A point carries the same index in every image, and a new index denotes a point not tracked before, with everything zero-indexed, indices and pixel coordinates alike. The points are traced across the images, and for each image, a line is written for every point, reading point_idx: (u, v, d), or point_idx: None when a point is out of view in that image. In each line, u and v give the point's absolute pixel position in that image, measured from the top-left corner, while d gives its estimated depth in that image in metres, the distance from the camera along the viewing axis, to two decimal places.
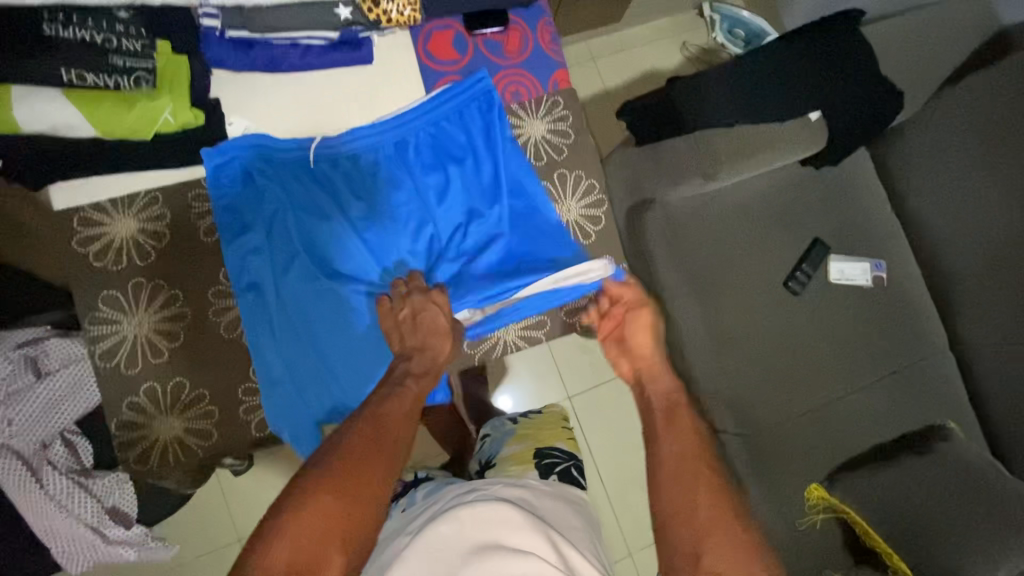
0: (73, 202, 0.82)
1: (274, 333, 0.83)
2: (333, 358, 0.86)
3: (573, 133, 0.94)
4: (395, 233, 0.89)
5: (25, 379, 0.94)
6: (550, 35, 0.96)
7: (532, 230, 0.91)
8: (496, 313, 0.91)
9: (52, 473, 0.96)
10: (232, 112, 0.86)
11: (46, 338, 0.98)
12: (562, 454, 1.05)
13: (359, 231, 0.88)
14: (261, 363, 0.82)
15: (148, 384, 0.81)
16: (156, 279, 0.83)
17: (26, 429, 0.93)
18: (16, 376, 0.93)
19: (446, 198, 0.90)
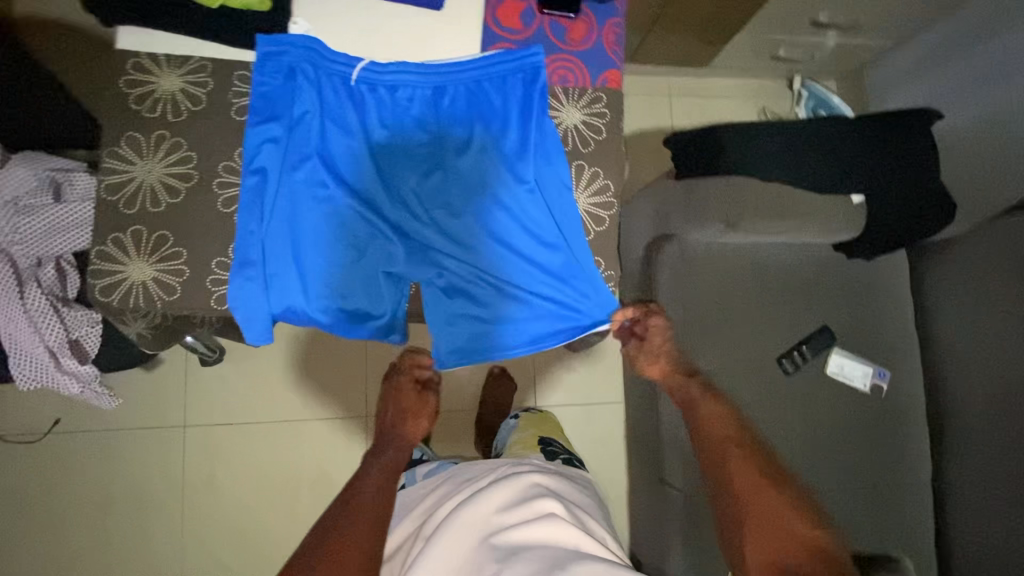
0: (134, 46, 0.88)
1: (262, 220, 0.86)
2: (310, 263, 0.87)
3: (605, 131, 0.95)
4: (406, 170, 0.91)
5: (46, 200, 1.09)
6: (614, 36, 0.97)
7: (535, 210, 0.92)
8: (475, 278, 0.91)
9: (35, 290, 1.07)
10: (298, 13, 0.91)
11: (73, 173, 1.12)
12: (560, 447, 1.25)
13: (374, 156, 0.91)
14: (241, 242, 0.84)
15: (136, 227, 0.86)
16: (178, 137, 0.88)
17: (30, 241, 1.08)
18: (42, 194, 1.09)
19: (464, 152, 0.91)
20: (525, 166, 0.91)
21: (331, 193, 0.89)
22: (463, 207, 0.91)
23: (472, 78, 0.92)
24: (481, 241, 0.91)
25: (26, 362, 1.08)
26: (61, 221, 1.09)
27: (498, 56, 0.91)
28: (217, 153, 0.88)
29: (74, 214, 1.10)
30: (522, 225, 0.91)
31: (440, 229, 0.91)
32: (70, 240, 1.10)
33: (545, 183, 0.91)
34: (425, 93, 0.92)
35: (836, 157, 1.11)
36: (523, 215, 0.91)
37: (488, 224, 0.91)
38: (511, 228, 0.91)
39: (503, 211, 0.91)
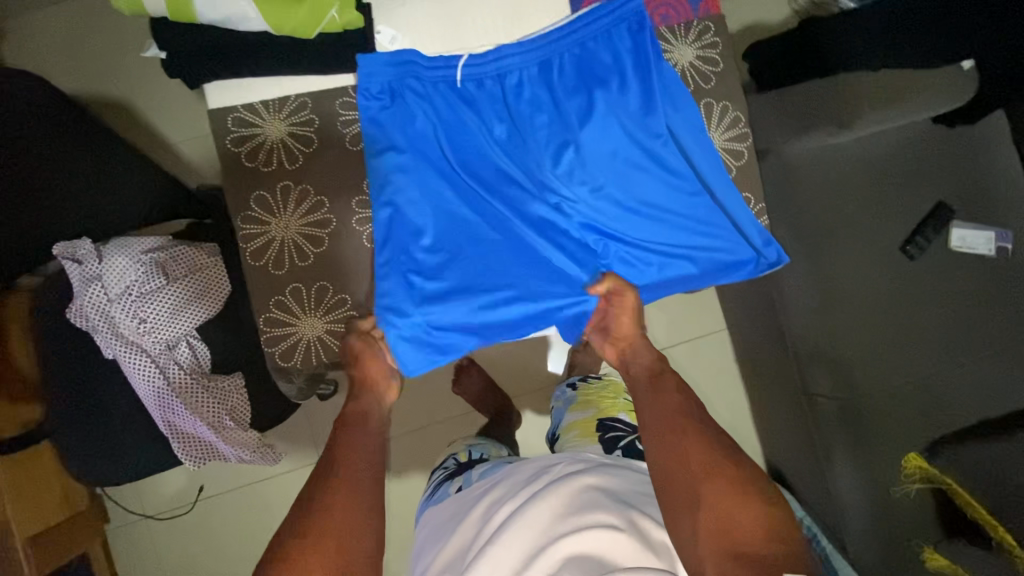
0: (228, 102, 0.83)
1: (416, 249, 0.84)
2: (470, 279, 0.86)
3: (721, 62, 0.90)
4: (534, 156, 0.87)
5: (156, 281, 1.06)
6: None
7: (674, 162, 0.88)
8: (631, 248, 0.89)
9: (176, 370, 1.07)
10: (380, 21, 0.85)
11: (171, 248, 1.09)
12: (625, 427, 1.05)
13: (500, 152, 0.87)
14: (405, 279, 0.84)
15: (294, 285, 0.84)
16: (304, 184, 0.84)
17: (157, 326, 1.05)
18: (150, 278, 1.06)
19: (589, 122, 0.86)
20: (655, 119, 0.87)
21: (470, 203, 0.86)
22: (603, 181, 0.88)
23: (576, 43, 0.87)
24: (629, 208, 0.88)
25: (189, 445, 1.09)
26: (178, 297, 1.06)
27: (596, 12, 0.86)
28: (348, 190, 0.85)
29: (188, 286, 1.07)
30: (666, 182, 0.88)
31: (585, 209, 0.88)
32: (192, 313, 1.07)
33: (680, 133, 0.87)
34: (533, 72, 0.87)
35: (948, 24, 1.07)
36: (663, 173, 0.88)
37: (631, 191, 0.88)
38: (655, 188, 0.88)
39: (643, 173, 0.88)
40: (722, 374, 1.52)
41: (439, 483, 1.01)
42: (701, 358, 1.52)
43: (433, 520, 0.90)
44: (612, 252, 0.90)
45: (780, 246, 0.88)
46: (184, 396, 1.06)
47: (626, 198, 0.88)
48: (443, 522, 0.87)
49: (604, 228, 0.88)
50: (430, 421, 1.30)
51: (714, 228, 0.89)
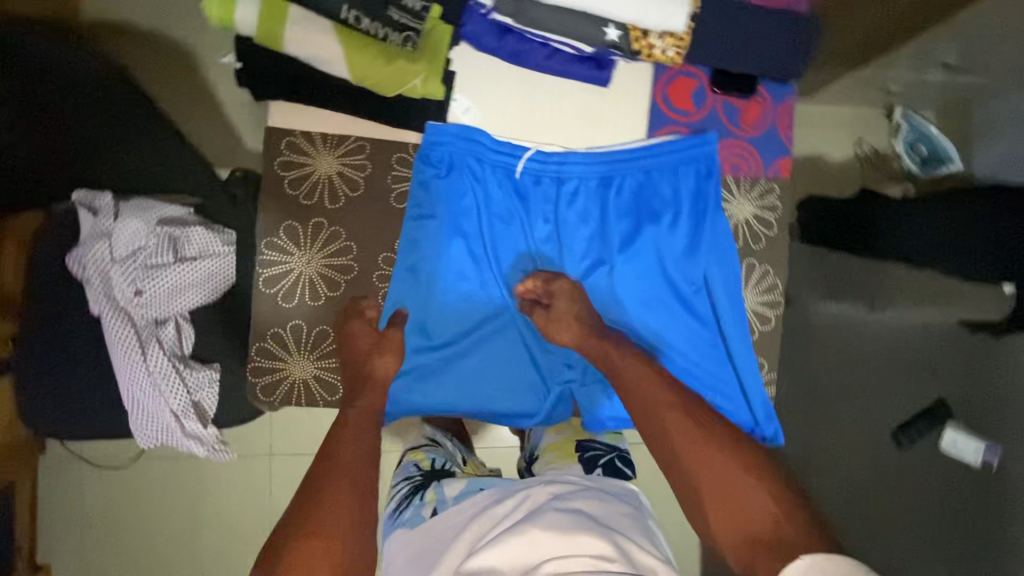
0: (287, 124, 0.82)
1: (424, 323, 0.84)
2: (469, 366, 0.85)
3: (776, 225, 0.90)
4: (568, 266, 0.87)
5: (167, 257, 0.97)
6: (788, 120, 0.91)
7: (701, 310, 0.88)
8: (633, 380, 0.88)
9: (156, 351, 0.97)
10: (460, 88, 0.85)
11: (190, 224, 1.00)
12: (605, 445, 0.87)
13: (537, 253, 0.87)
14: (407, 349, 0.84)
15: (296, 322, 0.83)
16: (336, 226, 0.83)
17: (156, 299, 0.97)
18: (162, 251, 0.97)
19: (630, 248, 0.86)
20: (694, 266, 0.86)
21: (494, 293, 0.86)
22: (626, 310, 0.87)
23: (643, 170, 0.87)
24: (644, 343, 0.87)
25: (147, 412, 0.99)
26: (186, 276, 0.98)
27: (669, 148, 0.86)
28: (378, 243, 0.84)
29: (194, 270, 0.99)
30: (687, 330, 0.87)
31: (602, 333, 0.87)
32: (192, 296, 1.00)
33: (715, 288, 0.86)
34: (593, 186, 0.87)
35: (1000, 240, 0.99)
36: (685, 321, 0.87)
37: (650, 328, 0.87)
38: (675, 332, 0.87)
39: (668, 314, 0.87)
40: None
41: (400, 496, 0.81)
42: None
43: (403, 544, 0.74)
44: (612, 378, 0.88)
45: (778, 425, 0.87)
46: (156, 378, 0.97)
47: (643, 334, 0.87)
48: (415, 545, 0.72)
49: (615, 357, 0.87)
50: None
51: (719, 386, 0.88)
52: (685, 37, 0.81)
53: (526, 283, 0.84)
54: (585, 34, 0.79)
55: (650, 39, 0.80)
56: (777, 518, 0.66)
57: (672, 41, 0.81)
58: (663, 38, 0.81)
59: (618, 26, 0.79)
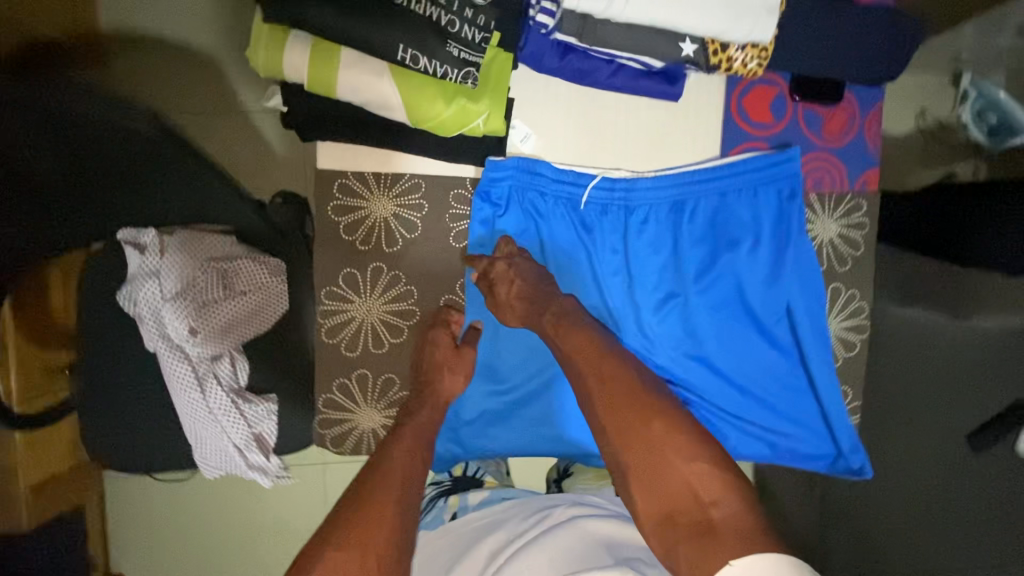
0: (339, 165, 0.78)
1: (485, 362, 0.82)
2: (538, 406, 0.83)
3: (864, 245, 0.83)
4: (640, 300, 0.82)
5: (216, 292, 0.77)
6: (878, 127, 0.82)
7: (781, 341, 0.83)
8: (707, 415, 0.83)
9: (214, 389, 0.76)
10: (518, 114, 0.79)
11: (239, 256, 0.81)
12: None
13: (607, 288, 0.82)
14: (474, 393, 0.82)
15: (361, 372, 0.84)
16: (395, 270, 0.80)
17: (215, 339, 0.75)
18: (204, 285, 0.77)
19: (706, 278, 0.81)
20: (776, 295, 0.81)
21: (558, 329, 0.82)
22: (705, 345, 0.82)
23: (718, 194, 0.80)
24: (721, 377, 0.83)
25: (209, 442, 0.81)
26: (249, 310, 0.80)
27: (748, 167, 0.79)
28: (439, 286, 0.82)
29: (269, 296, 0.83)
30: (769, 361, 0.83)
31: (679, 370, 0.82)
32: (253, 327, 0.81)
33: (799, 316, 0.81)
34: (664, 213, 0.81)
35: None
36: (768, 352, 0.82)
37: (730, 362, 0.82)
38: (755, 364, 0.83)
39: (749, 346, 0.82)
40: None
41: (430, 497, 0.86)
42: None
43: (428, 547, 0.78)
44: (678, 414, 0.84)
45: (865, 457, 0.84)
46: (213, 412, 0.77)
47: (722, 368, 0.83)
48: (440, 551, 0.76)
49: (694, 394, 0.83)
50: None
51: (801, 417, 0.84)
52: (769, 47, 0.73)
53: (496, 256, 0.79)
54: (659, 51, 0.72)
55: (730, 52, 0.72)
56: (708, 500, 0.57)
57: (754, 52, 0.73)
58: (743, 49, 0.73)
59: (695, 40, 0.71)
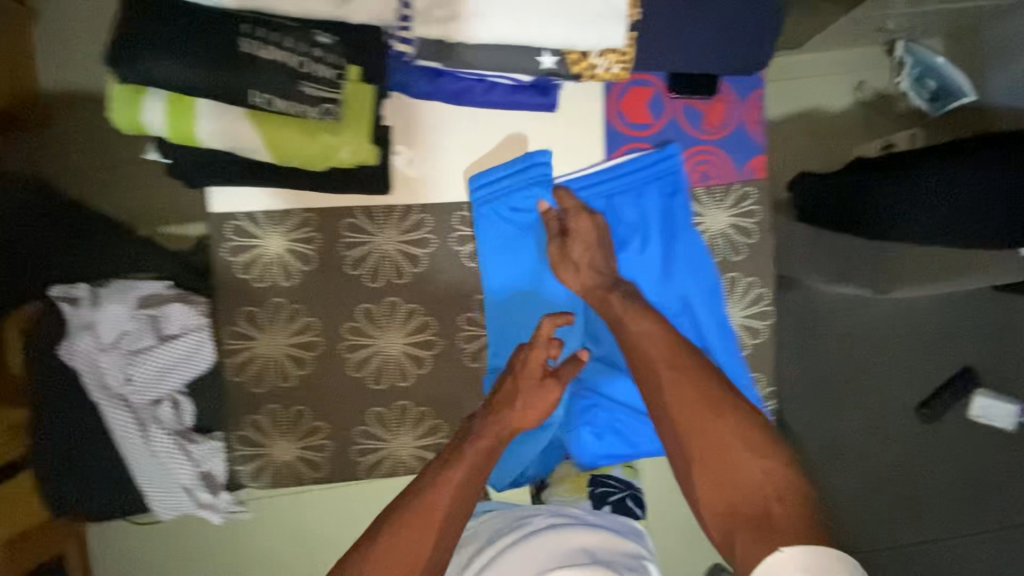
0: (230, 208, 0.80)
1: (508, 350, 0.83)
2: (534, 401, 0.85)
3: (756, 232, 0.84)
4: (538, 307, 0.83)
5: (148, 339, 0.74)
6: (758, 113, 0.83)
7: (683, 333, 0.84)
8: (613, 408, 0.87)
9: (156, 433, 0.73)
10: (399, 140, 0.80)
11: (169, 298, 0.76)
12: (619, 483, 0.88)
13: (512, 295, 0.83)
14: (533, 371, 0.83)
15: (271, 406, 0.82)
16: (295, 303, 0.81)
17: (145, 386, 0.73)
18: (136, 336, 0.74)
19: None
20: (671, 290, 0.82)
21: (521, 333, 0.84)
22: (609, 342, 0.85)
23: (608, 195, 0.82)
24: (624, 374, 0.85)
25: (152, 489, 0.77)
26: (178, 358, 0.75)
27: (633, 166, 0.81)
28: (342, 313, 0.81)
29: (200, 341, 0.77)
30: (675, 358, 0.84)
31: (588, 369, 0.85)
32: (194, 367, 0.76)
33: (694, 315, 0.82)
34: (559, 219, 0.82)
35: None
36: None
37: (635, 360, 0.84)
38: None
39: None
40: None
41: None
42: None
43: None
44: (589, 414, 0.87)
45: None
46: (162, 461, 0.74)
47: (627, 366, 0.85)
48: None
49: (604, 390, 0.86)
50: None
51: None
52: (629, 51, 0.73)
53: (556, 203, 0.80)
54: (520, 66, 0.73)
55: (591, 59, 0.73)
56: (776, 495, 0.58)
57: (615, 58, 0.73)
58: (604, 55, 0.74)
59: (553, 52, 0.72)
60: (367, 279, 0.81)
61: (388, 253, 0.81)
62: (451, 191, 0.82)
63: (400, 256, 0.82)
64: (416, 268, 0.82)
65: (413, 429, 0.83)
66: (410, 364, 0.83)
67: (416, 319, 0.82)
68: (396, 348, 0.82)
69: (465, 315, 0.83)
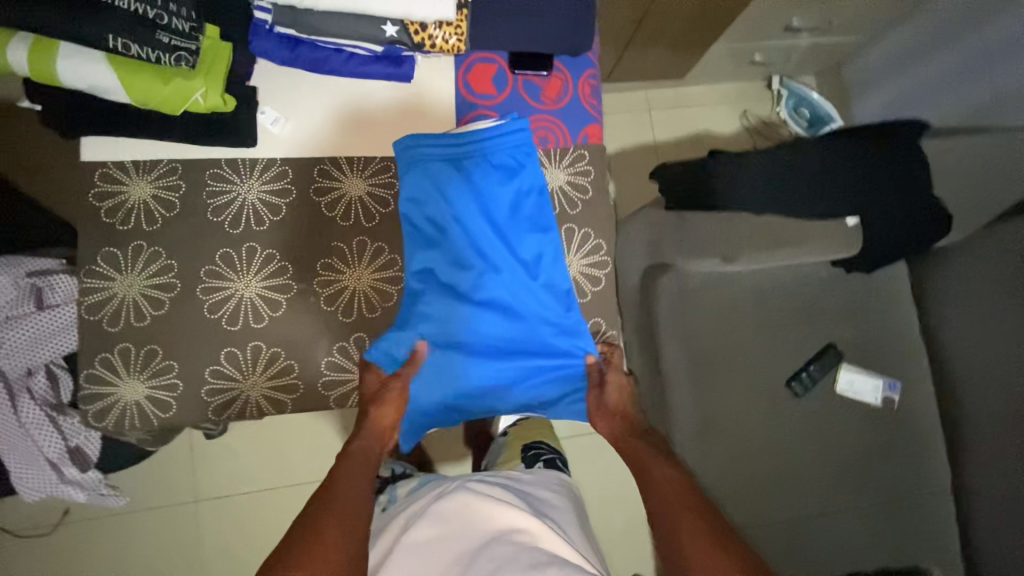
0: (102, 157, 0.86)
1: (441, 287, 0.88)
2: (448, 340, 0.88)
3: (591, 190, 0.95)
4: (418, 250, 0.87)
5: (28, 306, 0.93)
6: (590, 89, 0.97)
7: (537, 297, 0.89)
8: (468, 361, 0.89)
9: (27, 403, 0.96)
10: (266, 101, 0.89)
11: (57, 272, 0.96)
12: (549, 449, 1.08)
13: (420, 251, 0.88)
14: (476, 328, 0.89)
15: (123, 345, 0.83)
16: (157, 246, 0.86)
17: (17, 353, 0.93)
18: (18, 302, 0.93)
19: (470, 234, 0.88)
20: (527, 255, 0.88)
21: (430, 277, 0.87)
22: (495, 313, 0.89)
23: (484, 163, 0.87)
24: (484, 326, 0.89)
25: (19, 454, 0.97)
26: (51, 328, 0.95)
27: (503, 136, 0.86)
28: (199, 257, 0.86)
29: (72, 316, 0.97)
30: (530, 326, 0.90)
31: (471, 334, 0.89)
32: (66, 340, 0.97)
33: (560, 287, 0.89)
34: (461, 178, 0.87)
35: (828, 192, 1.08)
36: (547, 322, 0.90)
37: (503, 328, 0.89)
38: (509, 316, 0.89)
39: (529, 320, 0.90)
40: (622, 476, 1.42)
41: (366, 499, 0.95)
42: (600, 446, 1.43)
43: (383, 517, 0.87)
44: (447, 364, 0.89)
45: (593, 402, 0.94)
46: (30, 428, 0.97)
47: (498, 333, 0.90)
48: (389, 519, 0.84)
49: (487, 358, 0.90)
50: (317, 474, 1.38)
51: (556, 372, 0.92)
52: (462, 24, 0.86)
53: (569, 185, 0.94)
54: (366, 33, 0.83)
55: (429, 30, 0.85)
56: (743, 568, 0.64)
57: (450, 30, 0.85)
58: (442, 27, 0.85)
59: (394, 22, 0.83)
60: (228, 226, 0.87)
61: (249, 202, 0.88)
62: (314, 147, 0.90)
63: (260, 205, 0.88)
64: (275, 217, 0.88)
65: (265, 369, 0.86)
66: (265, 306, 0.87)
67: (272, 264, 0.87)
68: (252, 290, 0.86)
69: (321, 261, 0.89)
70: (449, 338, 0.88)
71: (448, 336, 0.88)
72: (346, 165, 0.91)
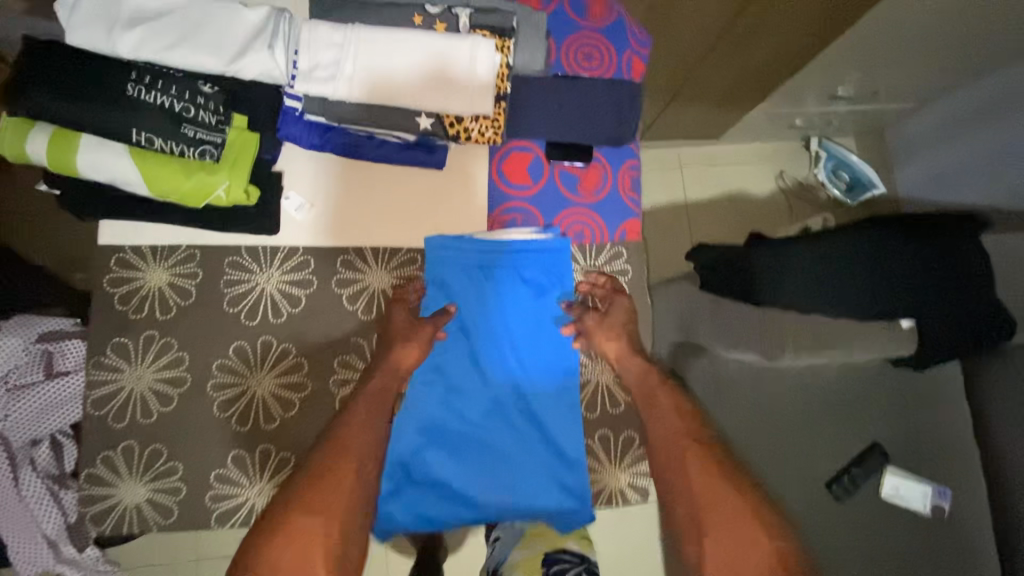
0: (117, 240, 0.82)
1: (452, 396, 0.82)
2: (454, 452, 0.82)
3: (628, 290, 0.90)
4: (434, 356, 0.83)
5: (37, 375, 0.88)
6: (630, 181, 0.91)
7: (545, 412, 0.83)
8: (466, 478, 0.81)
9: (29, 475, 0.89)
10: (291, 187, 0.84)
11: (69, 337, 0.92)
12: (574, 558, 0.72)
13: (435, 358, 0.83)
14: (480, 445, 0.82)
15: (127, 443, 0.79)
16: (169, 337, 0.81)
17: (22, 425, 0.86)
18: (28, 369, 0.88)
19: (487, 342, 0.83)
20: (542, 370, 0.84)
21: (444, 385, 0.82)
22: (495, 435, 0.82)
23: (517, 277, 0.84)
24: (489, 441, 0.82)
25: (16, 530, 0.87)
26: (59, 398, 0.89)
27: (542, 252, 0.84)
28: (212, 351, 0.82)
29: (79, 386, 0.90)
30: (530, 443, 0.83)
31: (473, 449, 0.82)
32: (70, 411, 0.91)
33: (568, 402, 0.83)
34: (488, 286, 0.84)
35: (881, 288, 0.99)
36: (541, 444, 0.83)
37: (506, 442, 0.83)
38: (514, 433, 0.83)
39: (530, 458, 0.83)
40: None
41: None
42: None
43: None
44: (448, 482, 0.81)
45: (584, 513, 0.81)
46: (30, 503, 0.88)
47: (501, 448, 0.82)
48: None
49: (484, 477, 0.82)
50: None
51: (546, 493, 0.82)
52: (499, 118, 0.81)
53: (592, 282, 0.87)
54: (399, 125, 0.79)
55: (465, 123, 0.80)
56: None
57: (488, 122, 0.81)
58: (478, 120, 0.81)
59: (429, 115, 0.79)
60: (244, 317, 0.83)
61: (267, 292, 0.83)
62: (339, 236, 0.85)
63: (279, 296, 0.84)
64: (293, 308, 0.84)
65: (272, 474, 0.81)
66: (277, 405, 0.82)
67: (288, 360, 0.83)
68: (265, 388, 0.82)
69: (339, 358, 0.84)
70: (455, 453, 0.82)
71: (454, 450, 0.82)
72: (371, 255, 0.86)
